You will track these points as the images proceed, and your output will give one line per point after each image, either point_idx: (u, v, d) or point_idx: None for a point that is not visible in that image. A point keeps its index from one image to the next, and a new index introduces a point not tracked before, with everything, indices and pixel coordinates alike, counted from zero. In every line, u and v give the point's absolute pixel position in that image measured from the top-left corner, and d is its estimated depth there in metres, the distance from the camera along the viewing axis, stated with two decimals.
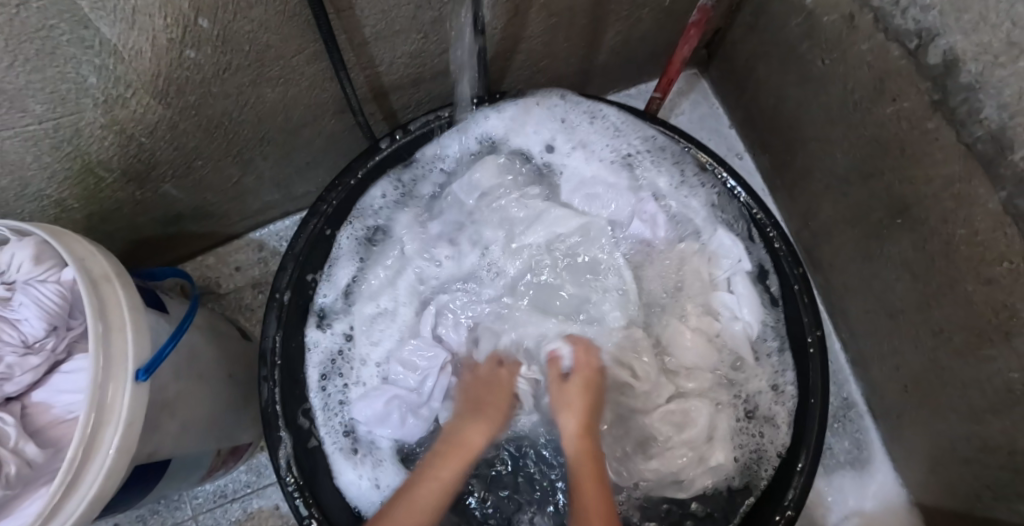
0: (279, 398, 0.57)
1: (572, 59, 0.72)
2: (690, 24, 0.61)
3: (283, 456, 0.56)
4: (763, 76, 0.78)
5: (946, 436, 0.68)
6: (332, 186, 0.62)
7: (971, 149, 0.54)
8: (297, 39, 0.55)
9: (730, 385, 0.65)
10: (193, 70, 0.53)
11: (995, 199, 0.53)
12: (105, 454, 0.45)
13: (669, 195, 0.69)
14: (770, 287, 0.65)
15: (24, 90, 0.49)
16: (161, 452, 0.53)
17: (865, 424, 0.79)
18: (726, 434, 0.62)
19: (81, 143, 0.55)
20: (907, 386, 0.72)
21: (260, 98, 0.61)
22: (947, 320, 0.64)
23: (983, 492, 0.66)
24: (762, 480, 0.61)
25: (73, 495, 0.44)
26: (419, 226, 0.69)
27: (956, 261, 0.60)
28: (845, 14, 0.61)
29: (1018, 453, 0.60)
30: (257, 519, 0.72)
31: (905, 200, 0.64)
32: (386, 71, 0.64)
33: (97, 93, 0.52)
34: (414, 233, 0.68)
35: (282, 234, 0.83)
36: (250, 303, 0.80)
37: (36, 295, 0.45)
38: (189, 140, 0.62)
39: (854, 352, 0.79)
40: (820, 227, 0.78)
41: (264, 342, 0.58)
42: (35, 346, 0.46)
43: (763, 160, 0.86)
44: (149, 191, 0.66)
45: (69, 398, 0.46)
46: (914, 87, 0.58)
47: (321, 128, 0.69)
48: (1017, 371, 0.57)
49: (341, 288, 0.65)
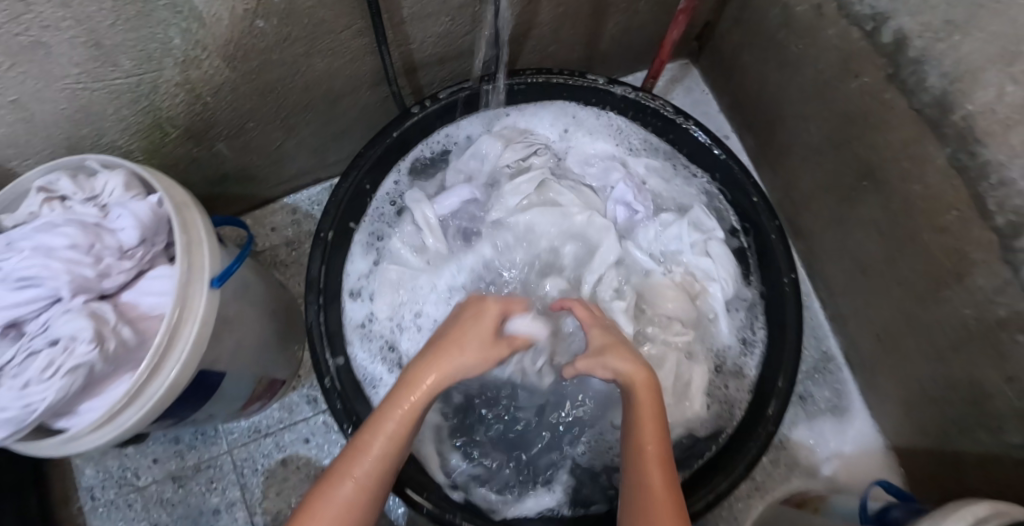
0: (323, 321, 0.65)
1: (579, 44, 0.82)
2: (680, 12, 0.71)
3: (329, 377, 0.63)
4: (747, 64, 0.88)
5: (916, 379, 0.76)
6: (371, 143, 0.70)
7: (921, 113, 0.64)
8: (348, 16, 0.64)
9: (705, 338, 0.73)
10: (259, 38, 0.62)
11: (943, 155, 0.63)
12: (184, 345, 0.53)
13: (662, 178, 0.78)
14: (749, 260, 0.74)
15: (119, 47, 0.58)
16: (220, 362, 0.61)
17: (843, 376, 0.87)
18: (696, 383, 0.69)
19: (156, 98, 0.64)
20: (880, 336, 0.80)
21: (311, 68, 0.70)
22: (911, 269, 0.72)
23: (949, 428, 0.73)
24: (734, 422, 0.69)
25: (156, 378, 0.52)
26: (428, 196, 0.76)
27: (915, 214, 0.69)
28: (815, 4, 0.71)
29: (976, 384, 0.68)
30: (288, 452, 0.80)
31: (871, 165, 0.73)
32: (418, 49, 0.73)
33: (178, 53, 0.61)
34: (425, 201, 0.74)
35: (314, 199, 0.91)
36: (284, 260, 0.88)
37: (134, 209, 0.53)
38: (246, 103, 0.71)
39: (832, 310, 0.87)
40: (800, 197, 0.87)
41: (310, 272, 0.66)
42: (128, 253, 0.54)
43: (748, 141, 0.96)
44: (205, 149, 0.74)
45: (155, 298, 0.54)
46: (873, 64, 0.67)
47: (358, 99, 0.78)
48: (969, 307, 0.66)
49: (365, 266, 0.74)
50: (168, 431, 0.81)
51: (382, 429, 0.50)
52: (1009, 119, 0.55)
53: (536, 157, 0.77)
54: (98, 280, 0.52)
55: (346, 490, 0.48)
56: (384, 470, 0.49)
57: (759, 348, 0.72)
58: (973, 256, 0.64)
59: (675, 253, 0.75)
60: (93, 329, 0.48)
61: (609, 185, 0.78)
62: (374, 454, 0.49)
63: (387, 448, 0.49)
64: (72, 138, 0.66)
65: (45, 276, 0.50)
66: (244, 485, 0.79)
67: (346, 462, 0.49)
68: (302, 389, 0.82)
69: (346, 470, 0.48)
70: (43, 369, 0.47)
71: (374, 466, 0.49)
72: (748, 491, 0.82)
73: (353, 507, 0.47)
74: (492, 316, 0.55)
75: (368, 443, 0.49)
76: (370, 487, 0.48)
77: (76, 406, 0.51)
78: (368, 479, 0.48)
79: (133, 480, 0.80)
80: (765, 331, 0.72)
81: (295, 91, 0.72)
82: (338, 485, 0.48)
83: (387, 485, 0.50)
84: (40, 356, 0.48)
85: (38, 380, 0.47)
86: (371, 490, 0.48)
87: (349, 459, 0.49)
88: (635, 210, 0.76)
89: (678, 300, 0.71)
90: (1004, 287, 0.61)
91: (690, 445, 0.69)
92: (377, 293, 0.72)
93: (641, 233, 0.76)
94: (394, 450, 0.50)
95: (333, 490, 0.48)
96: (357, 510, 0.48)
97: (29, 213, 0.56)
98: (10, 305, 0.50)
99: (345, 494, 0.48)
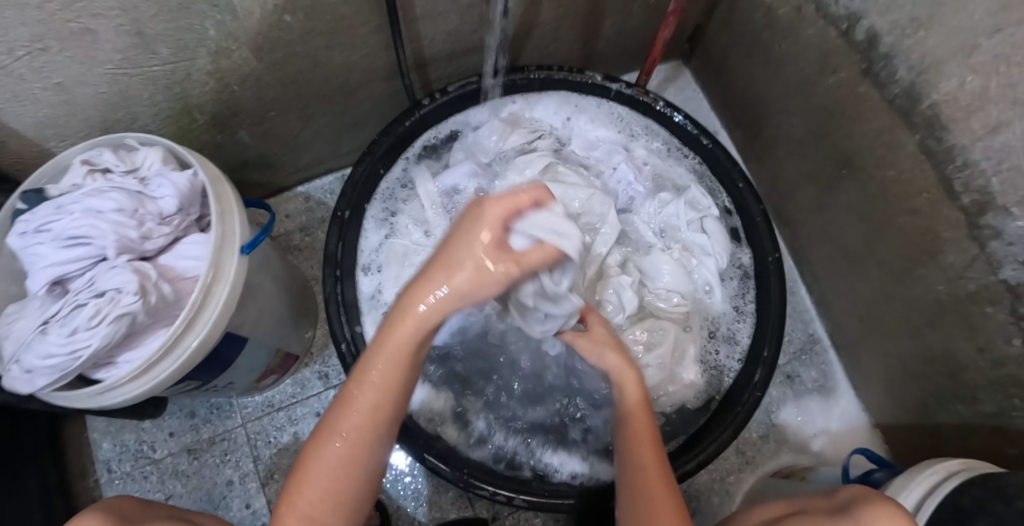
0: (340, 292, 0.70)
1: (577, 43, 0.88)
2: (670, 13, 0.77)
3: (344, 343, 0.68)
4: (735, 64, 0.94)
5: (897, 356, 0.81)
6: (383, 133, 0.75)
7: (892, 103, 0.69)
8: (367, 13, 0.70)
9: (700, 309, 0.77)
10: (285, 32, 0.68)
11: (913, 141, 0.68)
12: (216, 304, 0.58)
13: (660, 160, 0.83)
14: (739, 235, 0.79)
15: (159, 36, 0.63)
16: (243, 327, 0.66)
17: (830, 357, 0.92)
18: (690, 353, 0.74)
19: (188, 85, 0.70)
20: (862, 315, 0.85)
21: (330, 61, 0.75)
22: (888, 251, 0.77)
23: (928, 401, 0.78)
24: (725, 384, 0.74)
25: (189, 333, 0.57)
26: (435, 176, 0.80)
27: (890, 199, 0.74)
28: (795, 6, 0.78)
29: (952, 357, 0.73)
30: (300, 425, 0.84)
31: (849, 154, 0.78)
32: (428, 46, 0.79)
33: (211, 44, 0.66)
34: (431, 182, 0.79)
35: (326, 188, 0.97)
36: (298, 244, 0.93)
37: (174, 179, 0.58)
38: (269, 93, 0.76)
39: (817, 294, 0.93)
40: (785, 187, 0.93)
41: (328, 248, 0.71)
42: (167, 220, 0.59)
43: (737, 137, 1.02)
44: (228, 136, 0.80)
45: (190, 261, 0.59)
46: (849, 60, 0.73)
47: (372, 92, 0.84)
48: (942, 284, 0.71)
49: (376, 242, 0.78)
50: (184, 406, 0.85)
51: (366, 384, 0.46)
52: (970, 106, 0.61)
53: (540, 140, 0.82)
54: (140, 242, 0.57)
55: (338, 445, 0.46)
56: (375, 424, 0.47)
57: (750, 317, 0.76)
58: (943, 235, 0.68)
59: (673, 229, 0.80)
60: (137, 282, 0.53)
61: (612, 166, 0.82)
62: (359, 410, 0.46)
63: (372, 404, 0.46)
64: (107, 120, 0.71)
65: (94, 235, 0.55)
66: (256, 456, 0.83)
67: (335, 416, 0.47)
68: (313, 365, 0.86)
69: (335, 425, 0.47)
70: (90, 317, 0.52)
71: (362, 422, 0.46)
72: (739, 464, 0.86)
73: (347, 462, 0.47)
74: (488, 231, 0.41)
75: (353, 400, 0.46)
76: (362, 443, 0.47)
77: (116, 356, 0.56)
78: (358, 434, 0.46)
79: (149, 452, 0.84)
80: (755, 303, 0.76)
81: (313, 83, 0.77)
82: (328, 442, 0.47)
83: (385, 436, 0.48)
84: (87, 306, 0.53)
85: (85, 327, 0.52)
86: (365, 443, 0.47)
87: (337, 415, 0.47)
88: (635, 190, 0.81)
89: (673, 274, 0.76)
90: (973, 263, 0.66)
91: (687, 408, 0.74)
92: (389, 269, 0.77)
93: (641, 211, 0.81)
94: (382, 404, 0.46)
95: (324, 445, 0.47)
96: (354, 464, 0.47)
97: (72, 184, 0.60)
98: (60, 261, 0.55)
99: (339, 450, 0.46)
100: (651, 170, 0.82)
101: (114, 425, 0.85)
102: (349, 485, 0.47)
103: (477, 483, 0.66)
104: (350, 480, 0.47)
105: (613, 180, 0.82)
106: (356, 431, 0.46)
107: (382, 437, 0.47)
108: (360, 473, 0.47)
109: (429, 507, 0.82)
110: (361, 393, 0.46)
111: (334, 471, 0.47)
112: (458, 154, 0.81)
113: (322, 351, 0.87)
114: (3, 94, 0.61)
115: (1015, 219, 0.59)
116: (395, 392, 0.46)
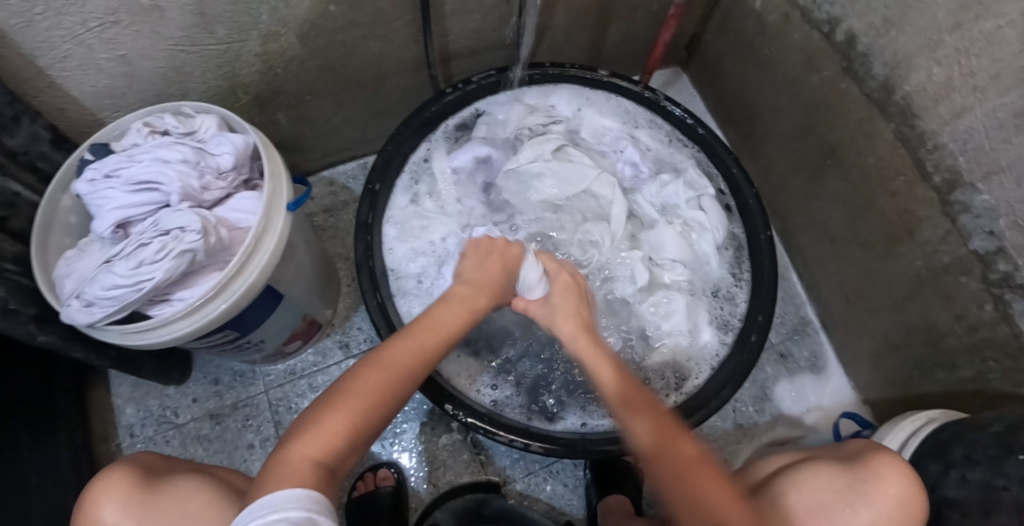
0: (372, 255, 0.75)
1: (586, 44, 0.98)
2: (670, 17, 0.85)
3: (373, 301, 0.73)
4: (728, 68, 1.05)
5: (883, 331, 0.87)
6: (411, 116, 0.82)
7: (869, 97, 0.78)
8: (402, 8, 0.77)
9: (701, 276, 0.84)
10: (330, 20, 0.73)
11: (889, 130, 0.76)
12: (264, 253, 0.63)
13: (663, 147, 0.90)
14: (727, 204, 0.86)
15: (219, 17, 0.68)
16: (282, 283, 0.72)
17: (820, 337, 1.00)
18: (702, 317, 0.81)
19: (236, 68, 0.76)
20: (849, 295, 0.92)
21: (365, 50, 0.82)
22: (871, 231, 0.84)
23: (913, 373, 0.84)
24: (728, 338, 0.80)
25: (240, 276, 0.62)
26: (450, 153, 0.86)
27: (871, 183, 0.81)
28: (783, 14, 0.87)
29: (931, 328, 0.79)
30: (321, 392, 0.90)
31: (832, 145, 0.86)
32: (454, 41, 0.87)
33: (263, 28, 0.72)
34: (445, 158, 0.85)
35: (349, 174, 1.04)
36: (322, 224, 1.00)
37: (231, 138, 0.65)
38: (308, 78, 0.82)
39: (807, 279, 1.01)
40: (775, 178, 1.02)
41: (360, 215, 0.77)
42: (222, 175, 0.66)
43: (731, 135, 1.11)
44: (265, 118, 0.86)
45: (242, 214, 0.66)
46: (830, 60, 0.82)
47: (399, 82, 0.91)
48: (920, 259, 0.77)
49: (399, 212, 0.83)
50: (208, 373, 0.90)
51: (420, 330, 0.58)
52: (937, 95, 0.68)
53: (555, 125, 0.88)
54: (200, 192, 0.64)
55: (376, 376, 0.53)
56: (420, 362, 0.56)
57: (747, 282, 0.83)
58: (919, 214, 0.75)
59: (673, 207, 0.87)
60: (200, 222, 0.59)
61: (619, 151, 0.89)
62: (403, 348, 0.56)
63: (417, 347, 0.56)
64: (159, 94, 0.77)
65: (161, 182, 0.62)
66: (278, 422, 0.88)
67: (383, 354, 0.55)
68: (335, 335, 0.93)
69: (386, 358, 0.54)
70: (156, 251, 0.58)
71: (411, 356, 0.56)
72: (736, 436, 0.93)
73: (386, 387, 0.53)
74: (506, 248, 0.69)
75: (399, 343, 0.56)
76: (403, 373, 0.54)
77: (173, 293, 0.62)
78: (401, 368, 0.55)
79: (172, 417, 0.87)
80: (750, 270, 0.83)
81: (349, 70, 0.84)
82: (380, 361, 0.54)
83: (414, 382, 0.55)
84: (153, 243, 0.58)
85: (151, 260, 0.58)
86: (403, 379, 0.54)
87: (388, 351, 0.55)
88: (640, 170, 0.88)
89: (677, 245, 0.83)
90: (947, 236, 0.72)
91: (705, 371, 0.78)
92: (400, 237, 0.82)
93: (643, 191, 0.88)
94: (426, 352, 0.57)
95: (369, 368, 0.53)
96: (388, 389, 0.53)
97: (134, 142, 0.66)
98: (129, 204, 0.62)
99: (383, 375, 0.53)
100: (654, 155, 0.90)
101: (138, 391, 0.88)
102: (380, 407, 0.52)
103: (493, 430, 0.70)
104: (383, 406, 0.52)
105: (620, 158, 0.89)
106: (406, 369, 0.54)
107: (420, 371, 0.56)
108: (382, 410, 0.52)
109: (444, 471, 0.86)
110: (408, 338, 0.57)
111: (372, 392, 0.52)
112: (480, 130, 0.88)
113: (343, 323, 0.94)
114: (72, 61, 0.67)
115: (982, 194, 0.66)
116: (443, 341, 0.59)
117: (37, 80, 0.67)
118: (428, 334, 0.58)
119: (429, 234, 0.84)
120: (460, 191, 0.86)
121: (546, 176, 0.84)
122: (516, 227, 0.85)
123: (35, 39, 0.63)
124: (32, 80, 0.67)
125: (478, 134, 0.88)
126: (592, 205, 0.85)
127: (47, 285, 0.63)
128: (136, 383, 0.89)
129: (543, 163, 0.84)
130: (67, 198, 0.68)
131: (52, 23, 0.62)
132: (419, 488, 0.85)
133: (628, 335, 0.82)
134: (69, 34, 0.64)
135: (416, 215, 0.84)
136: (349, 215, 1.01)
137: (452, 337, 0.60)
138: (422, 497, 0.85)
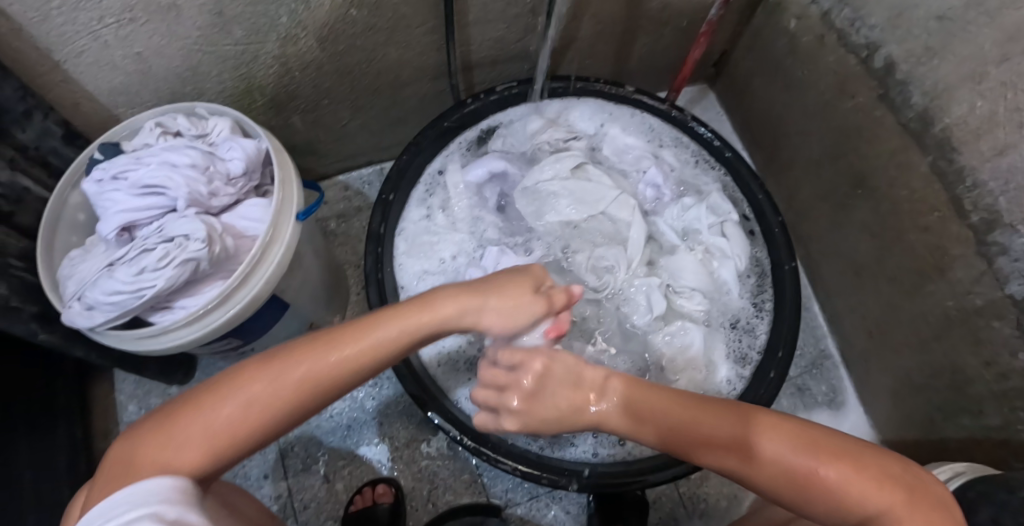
0: (380, 269, 0.74)
1: (611, 59, 0.95)
2: (701, 34, 0.82)
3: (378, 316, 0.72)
4: (756, 88, 1.01)
5: (905, 370, 0.84)
6: (430, 126, 0.80)
7: (906, 127, 0.74)
8: (424, 14, 0.75)
9: (719, 305, 0.81)
10: (350, 25, 0.72)
11: (925, 162, 0.72)
12: (269, 264, 0.61)
13: (687, 168, 0.87)
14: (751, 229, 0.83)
15: (237, 18, 0.67)
16: (287, 293, 0.70)
17: (839, 373, 0.97)
18: (717, 350, 0.79)
19: (253, 68, 0.74)
20: (872, 331, 0.89)
21: (385, 56, 0.80)
22: (898, 267, 0.81)
23: (936, 416, 0.80)
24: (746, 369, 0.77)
25: (244, 286, 0.60)
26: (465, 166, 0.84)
27: (902, 217, 0.78)
28: (817, 35, 0.84)
29: (957, 372, 0.75)
30: None
31: (862, 175, 0.83)
32: (475, 50, 0.85)
33: (281, 30, 0.70)
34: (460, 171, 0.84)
35: (365, 179, 1.02)
36: (335, 229, 0.98)
37: (243, 144, 0.64)
38: (326, 83, 0.80)
39: (829, 310, 0.98)
40: (800, 204, 0.98)
41: (373, 226, 0.75)
42: (232, 182, 0.64)
43: (756, 158, 1.08)
44: (281, 120, 0.85)
45: (250, 222, 0.64)
46: (865, 86, 0.78)
47: (419, 89, 0.89)
48: (950, 298, 0.73)
49: (410, 225, 0.81)
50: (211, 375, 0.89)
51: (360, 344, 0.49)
52: (979, 129, 0.64)
53: (576, 141, 0.86)
54: (207, 198, 0.62)
55: (267, 380, 0.46)
56: (323, 387, 0.48)
57: (768, 312, 0.80)
58: (952, 251, 0.71)
59: (695, 232, 0.84)
60: (205, 231, 0.58)
61: (641, 171, 0.87)
62: (314, 369, 0.47)
63: (329, 364, 0.48)
64: (175, 93, 0.76)
65: (169, 186, 0.61)
66: None
67: (289, 363, 0.47)
68: None
69: (286, 365, 0.47)
70: (159, 259, 0.57)
71: (316, 376, 0.47)
72: None
73: (277, 399, 0.46)
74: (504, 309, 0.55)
75: (310, 355, 0.48)
76: (300, 391, 0.47)
77: (175, 301, 0.60)
78: (302, 386, 0.47)
79: None
80: (772, 302, 0.80)
81: (368, 76, 0.82)
82: (269, 384, 0.46)
83: (315, 402, 0.48)
84: (157, 250, 0.57)
85: (153, 268, 0.57)
86: (301, 396, 0.47)
87: (296, 355, 0.48)
88: (662, 193, 0.85)
89: (697, 271, 0.80)
90: (980, 278, 0.68)
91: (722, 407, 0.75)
92: (409, 253, 0.80)
93: (664, 214, 0.85)
94: (337, 372, 0.48)
95: (251, 388, 0.46)
96: (268, 416, 0.46)
97: (145, 143, 0.65)
98: (135, 208, 0.61)
99: (277, 385, 0.46)
100: (676, 176, 0.86)
101: (141, 389, 0.88)
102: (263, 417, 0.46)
103: (498, 457, 0.68)
104: (270, 416, 0.46)
105: (641, 178, 0.86)
106: (303, 386, 0.47)
107: (342, 381, 0.48)
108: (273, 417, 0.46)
109: (444, 490, 0.85)
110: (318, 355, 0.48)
111: (248, 413, 0.46)
112: (497, 142, 0.86)
113: None
114: (87, 57, 0.66)
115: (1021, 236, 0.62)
116: (362, 364, 0.49)
117: (52, 74, 0.66)
118: (349, 353, 0.48)
119: (442, 248, 0.82)
120: (474, 206, 0.84)
121: (562, 196, 0.82)
122: (531, 248, 0.83)
123: (51, 34, 0.62)
124: (47, 74, 0.66)
125: (496, 147, 0.86)
126: (609, 225, 0.82)
127: (51, 285, 0.62)
128: (139, 381, 0.88)
129: (559, 180, 0.82)
130: (76, 195, 0.67)
131: (68, 18, 0.60)
132: (418, 506, 0.84)
133: (642, 365, 0.79)
134: (86, 30, 0.62)
135: (427, 230, 0.82)
136: (362, 221, 1.00)
137: (385, 355, 0.50)
138: (420, 516, 0.83)
